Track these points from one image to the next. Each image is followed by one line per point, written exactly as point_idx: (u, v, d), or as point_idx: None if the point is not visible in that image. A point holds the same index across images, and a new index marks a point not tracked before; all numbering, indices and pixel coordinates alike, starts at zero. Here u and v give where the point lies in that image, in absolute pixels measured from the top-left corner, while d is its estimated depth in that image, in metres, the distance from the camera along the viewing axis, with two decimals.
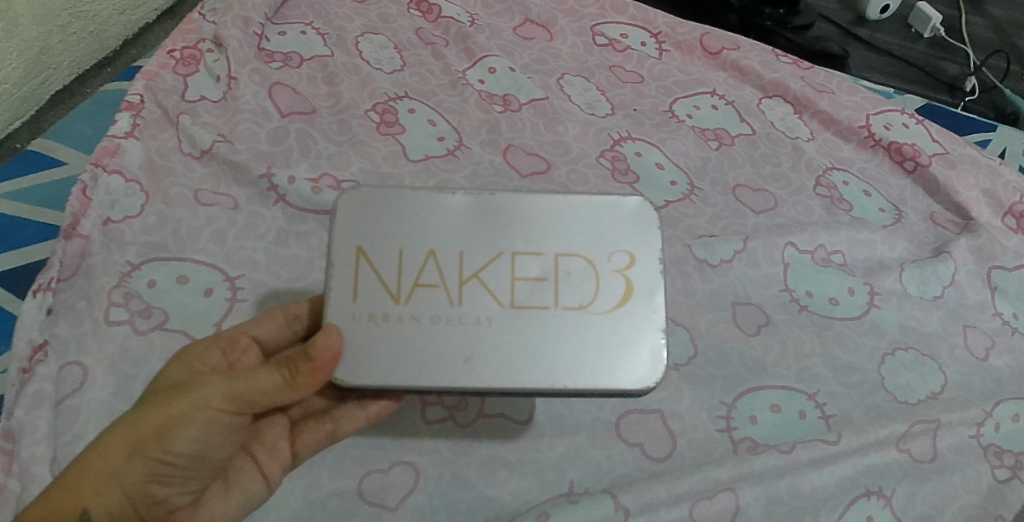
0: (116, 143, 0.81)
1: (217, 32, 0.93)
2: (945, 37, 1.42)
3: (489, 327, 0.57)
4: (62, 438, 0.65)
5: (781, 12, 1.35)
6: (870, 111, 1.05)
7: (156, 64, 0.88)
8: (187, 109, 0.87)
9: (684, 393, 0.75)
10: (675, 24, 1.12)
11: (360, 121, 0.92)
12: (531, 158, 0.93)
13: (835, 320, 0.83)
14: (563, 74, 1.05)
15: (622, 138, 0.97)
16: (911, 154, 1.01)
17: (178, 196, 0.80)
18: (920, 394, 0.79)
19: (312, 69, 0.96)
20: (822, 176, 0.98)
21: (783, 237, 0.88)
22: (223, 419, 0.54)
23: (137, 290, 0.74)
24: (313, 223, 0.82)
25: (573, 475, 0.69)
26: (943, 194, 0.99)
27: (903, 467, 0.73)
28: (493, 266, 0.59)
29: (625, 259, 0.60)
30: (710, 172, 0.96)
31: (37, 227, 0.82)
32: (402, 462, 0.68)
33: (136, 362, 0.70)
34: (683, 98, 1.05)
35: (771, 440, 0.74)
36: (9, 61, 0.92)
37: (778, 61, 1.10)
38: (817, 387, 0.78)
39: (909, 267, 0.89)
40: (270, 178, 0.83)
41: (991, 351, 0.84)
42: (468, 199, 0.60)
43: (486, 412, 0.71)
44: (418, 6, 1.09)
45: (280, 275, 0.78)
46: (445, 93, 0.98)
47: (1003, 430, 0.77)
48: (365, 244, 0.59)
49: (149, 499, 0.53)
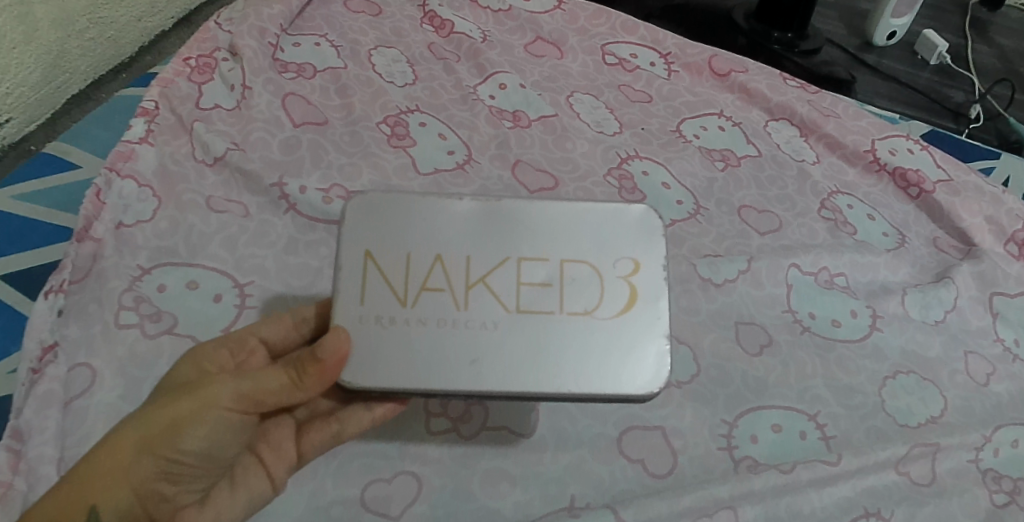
0: (130, 148, 0.82)
1: (232, 42, 0.95)
2: (951, 65, 1.44)
3: (495, 331, 0.57)
4: (69, 439, 0.66)
5: (789, 36, 1.37)
6: (876, 135, 1.06)
7: (172, 71, 0.90)
8: (201, 116, 0.88)
9: (686, 412, 0.76)
10: (684, 45, 1.14)
11: (372, 133, 0.93)
12: (540, 175, 0.94)
13: (837, 342, 0.84)
14: (572, 92, 1.06)
15: (630, 156, 0.98)
16: (915, 180, 1.02)
17: (190, 202, 0.82)
18: (920, 418, 0.80)
19: (325, 80, 0.98)
20: (826, 199, 0.99)
21: (788, 258, 0.89)
22: (231, 418, 0.55)
23: (148, 294, 0.75)
24: (323, 233, 0.83)
25: (575, 489, 0.70)
26: (947, 220, 0.99)
27: (902, 489, 0.74)
28: (500, 271, 0.59)
29: (630, 266, 0.61)
30: (716, 192, 0.97)
31: (51, 229, 0.83)
32: (405, 472, 0.69)
33: (146, 365, 0.71)
34: (691, 119, 1.06)
35: (771, 459, 0.74)
36: (27, 64, 0.94)
37: (785, 84, 1.11)
38: (818, 408, 0.78)
39: (911, 292, 0.90)
40: (282, 187, 0.84)
41: (992, 377, 0.85)
42: (476, 205, 0.62)
43: (490, 424, 0.72)
44: (431, 22, 1.11)
45: (289, 282, 0.79)
46: (456, 108, 1.00)
47: (1002, 455, 0.77)
48: (373, 248, 0.60)
49: (158, 496, 0.54)
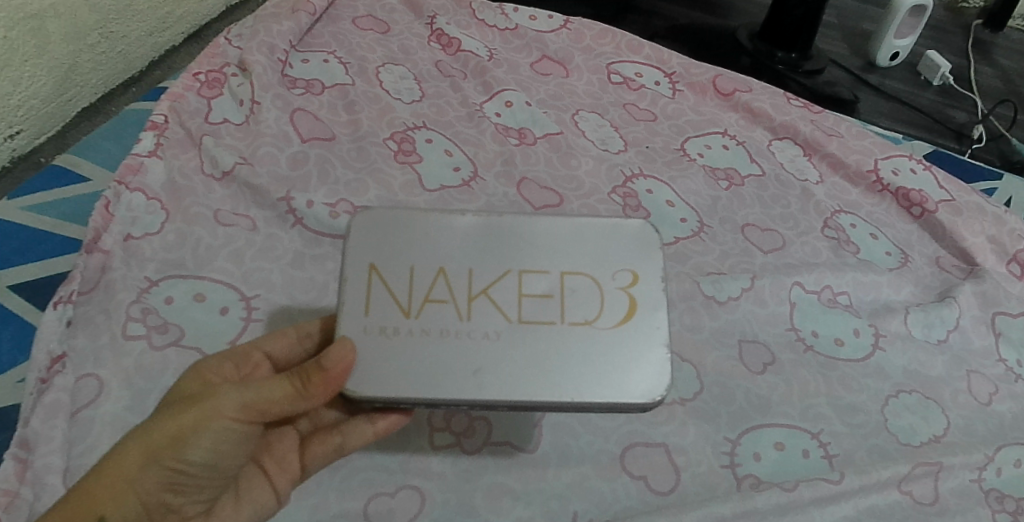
0: (139, 161, 0.84)
1: (242, 58, 0.97)
2: (954, 86, 1.46)
3: (497, 340, 0.58)
4: (75, 449, 0.66)
5: (793, 56, 1.38)
6: (879, 155, 1.06)
7: (181, 86, 0.91)
8: (210, 130, 0.90)
9: (689, 429, 0.76)
10: (688, 65, 1.16)
11: (379, 149, 0.94)
12: (544, 191, 0.94)
13: (840, 361, 0.84)
14: (577, 110, 1.07)
15: (634, 175, 0.99)
16: (918, 200, 1.02)
17: (198, 215, 0.83)
18: (923, 438, 0.80)
19: (333, 97, 0.99)
20: (828, 218, 1.00)
21: (791, 276, 0.89)
22: (234, 428, 0.55)
23: (155, 306, 0.76)
24: (329, 247, 0.84)
25: (577, 505, 0.70)
26: (949, 240, 1.00)
27: (904, 508, 0.74)
28: (502, 283, 0.60)
29: (629, 278, 0.61)
30: (720, 210, 0.98)
31: (59, 241, 0.84)
32: (408, 486, 0.69)
33: (152, 377, 0.71)
34: (695, 138, 1.07)
35: (773, 477, 0.74)
36: (39, 77, 0.95)
37: (789, 104, 1.13)
38: (821, 426, 0.78)
39: (914, 310, 0.90)
40: (290, 201, 0.85)
41: (994, 396, 0.85)
42: (477, 220, 0.63)
43: (493, 439, 0.72)
44: (439, 40, 1.13)
45: (295, 296, 0.80)
46: (462, 125, 1.01)
47: (1004, 475, 0.77)
48: (378, 261, 0.61)
49: (163, 508, 0.54)
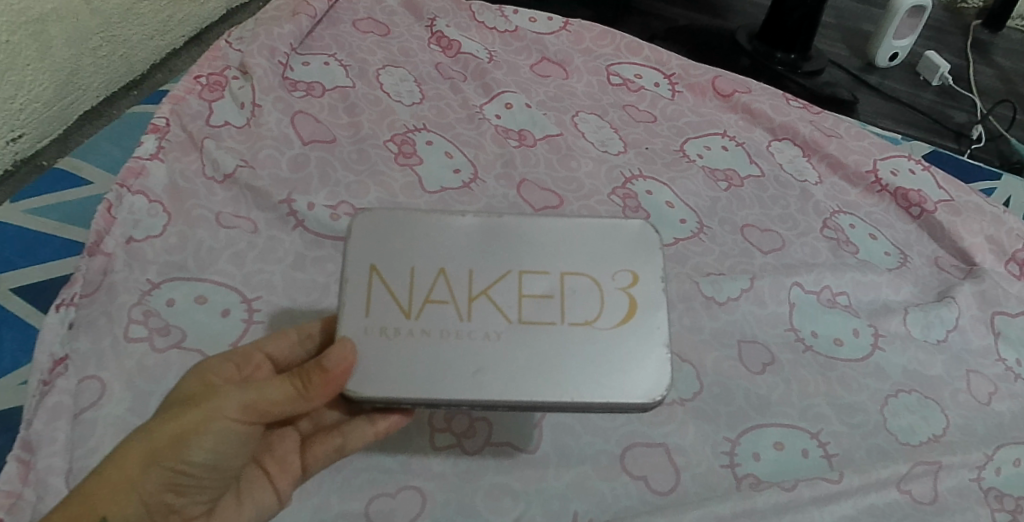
0: (141, 164, 0.84)
1: (243, 61, 0.97)
2: (953, 86, 1.46)
3: (497, 340, 0.58)
4: (77, 451, 0.66)
5: (792, 57, 1.38)
6: (878, 156, 1.07)
7: (183, 89, 0.92)
8: (211, 133, 0.90)
9: (689, 429, 0.76)
10: (687, 66, 1.16)
11: (380, 151, 0.95)
12: (544, 193, 0.95)
13: (839, 360, 0.84)
14: (577, 112, 1.07)
15: (634, 176, 0.99)
16: (917, 200, 1.03)
17: (199, 217, 0.83)
18: (922, 437, 0.80)
19: (334, 99, 1.00)
20: (828, 219, 1.00)
21: (790, 277, 0.89)
22: (235, 429, 0.55)
23: (157, 308, 0.76)
24: (330, 249, 0.84)
25: (577, 505, 0.70)
26: (949, 240, 1.00)
27: (903, 507, 0.74)
28: (502, 284, 0.61)
29: (629, 278, 0.62)
30: (719, 211, 0.98)
31: (61, 243, 0.84)
32: (409, 486, 0.69)
33: (154, 378, 0.71)
34: (694, 139, 1.07)
35: (773, 477, 0.75)
36: (41, 81, 0.96)
37: (788, 105, 1.13)
38: (820, 426, 0.79)
39: (914, 310, 0.90)
40: (291, 203, 0.86)
41: (994, 396, 0.85)
42: (478, 221, 0.64)
43: (493, 440, 0.73)
44: (439, 42, 1.13)
45: (296, 297, 0.80)
46: (462, 127, 1.01)
47: (1004, 474, 0.77)
48: (379, 261, 0.61)
49: (165, 508, 0.54)
